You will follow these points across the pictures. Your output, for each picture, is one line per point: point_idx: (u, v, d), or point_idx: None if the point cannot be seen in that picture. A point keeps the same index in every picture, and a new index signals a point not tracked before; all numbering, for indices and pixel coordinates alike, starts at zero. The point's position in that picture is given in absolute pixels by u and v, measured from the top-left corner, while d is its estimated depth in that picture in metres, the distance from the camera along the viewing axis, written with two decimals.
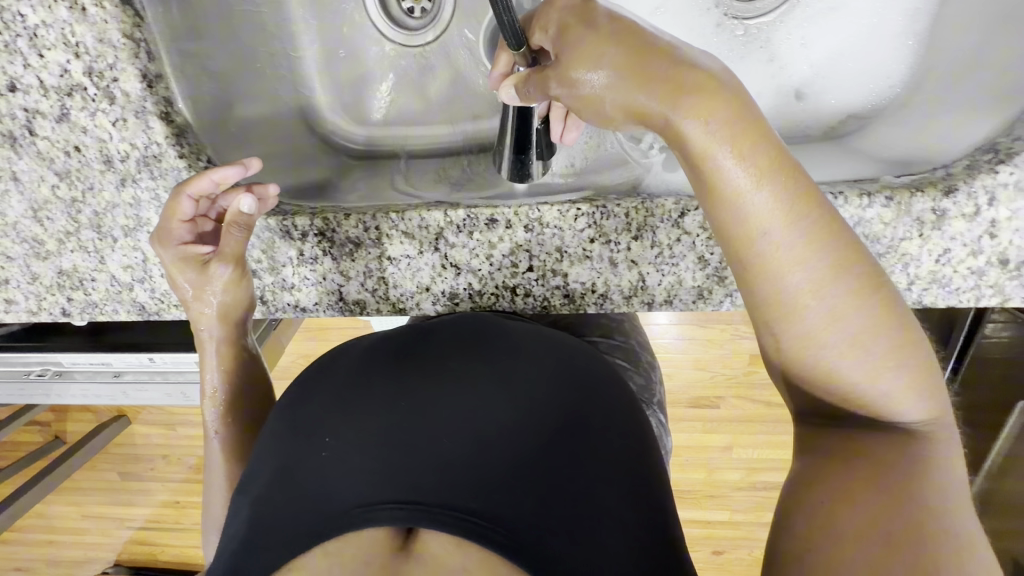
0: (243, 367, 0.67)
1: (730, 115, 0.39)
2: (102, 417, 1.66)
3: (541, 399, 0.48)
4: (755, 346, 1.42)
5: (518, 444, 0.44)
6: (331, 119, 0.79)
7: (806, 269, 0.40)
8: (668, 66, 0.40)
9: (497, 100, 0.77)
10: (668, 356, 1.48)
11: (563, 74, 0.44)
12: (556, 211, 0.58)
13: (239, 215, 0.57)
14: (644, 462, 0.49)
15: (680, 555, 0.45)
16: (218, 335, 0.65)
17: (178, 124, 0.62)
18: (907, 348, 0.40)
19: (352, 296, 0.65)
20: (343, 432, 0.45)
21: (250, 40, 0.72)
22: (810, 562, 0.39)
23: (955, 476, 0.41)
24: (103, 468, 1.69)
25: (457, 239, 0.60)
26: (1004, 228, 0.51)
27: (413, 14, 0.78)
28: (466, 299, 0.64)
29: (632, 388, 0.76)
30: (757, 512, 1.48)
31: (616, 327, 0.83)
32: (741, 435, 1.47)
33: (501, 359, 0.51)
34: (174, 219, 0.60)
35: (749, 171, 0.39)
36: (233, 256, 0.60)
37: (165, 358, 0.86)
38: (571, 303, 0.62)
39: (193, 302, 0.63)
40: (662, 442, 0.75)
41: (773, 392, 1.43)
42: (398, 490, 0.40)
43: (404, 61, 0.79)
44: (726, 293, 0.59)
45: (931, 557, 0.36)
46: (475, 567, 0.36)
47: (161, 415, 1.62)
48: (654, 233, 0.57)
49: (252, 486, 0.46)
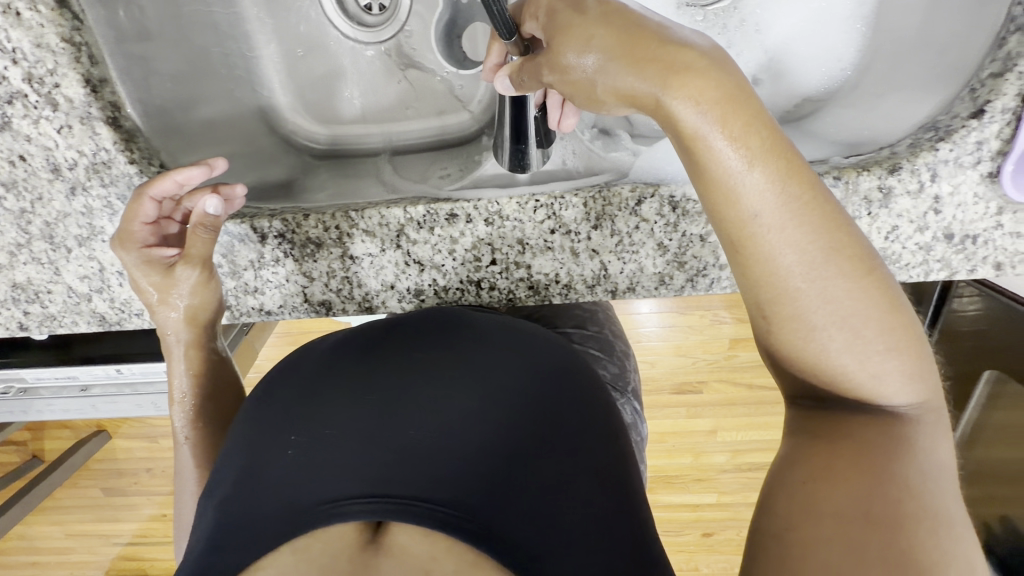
0: (213, 372, 0.66)
1: (721, 93, 0.37)
2: (82, 433, 1.62)
3: (517, 394, 0.48)
4: (734, 330, 1.46)
5: (493, 436, 0.44)
6: (291, 119, 0.77)
7: (801, 251, 0.39)
8: (659, 46, 0.38)
9: (462, 96, 0.76)
10: (649, 344, 1.50)
11: (554, 61, 0.43)
12: (515, 203, 0.57)
13: (205, 216, 0.56)
14: (615, 451, 0.50)
15: (651, 542, 0.46)
16: (185, 340, 0.63)
17: (127, 128, 0.60)
18: (898, 329, 0.40)
19: (317, 296, 0.64)
20: (316, 430, 0.44)
21: (203, 41, 0.69)
22: (791, 541, 0.40)
23: (938, 454, 0.41)
24: (86, 484, 1.64)
25: (418, 236, 0.60)
26: (946, 203, 0.52)
27: (371, 11, 0.76)
28: (432, 295, 0.63)
29: (606, 376, 0.77)
30: (744, 492, 1.51)
31: (590, 317, 0.83)
32: (723, 418, 1.50)
33: (477, 354, 0.51)
34: (135, 221, 0.58)
35: (742, 152, 0.38)
36: (199, 258, 0.59)
37: (132, 369, 0.84)
38: (536, 295, 0.62)
39: (159, 306, 0.61)
40: (637, 429, 0.76)
41: (753, 374, 1.48)
42: (368, 484, 0.40)
43: (363, 59, 0.76)
44: (687, 278, 0.60)
45: (908, 533, 0.38)
46: (442, 555, 0.36)
47: (145, 427, 1.58)
48: (613, 222, 0.57)
49: (222, 486, 0.45)
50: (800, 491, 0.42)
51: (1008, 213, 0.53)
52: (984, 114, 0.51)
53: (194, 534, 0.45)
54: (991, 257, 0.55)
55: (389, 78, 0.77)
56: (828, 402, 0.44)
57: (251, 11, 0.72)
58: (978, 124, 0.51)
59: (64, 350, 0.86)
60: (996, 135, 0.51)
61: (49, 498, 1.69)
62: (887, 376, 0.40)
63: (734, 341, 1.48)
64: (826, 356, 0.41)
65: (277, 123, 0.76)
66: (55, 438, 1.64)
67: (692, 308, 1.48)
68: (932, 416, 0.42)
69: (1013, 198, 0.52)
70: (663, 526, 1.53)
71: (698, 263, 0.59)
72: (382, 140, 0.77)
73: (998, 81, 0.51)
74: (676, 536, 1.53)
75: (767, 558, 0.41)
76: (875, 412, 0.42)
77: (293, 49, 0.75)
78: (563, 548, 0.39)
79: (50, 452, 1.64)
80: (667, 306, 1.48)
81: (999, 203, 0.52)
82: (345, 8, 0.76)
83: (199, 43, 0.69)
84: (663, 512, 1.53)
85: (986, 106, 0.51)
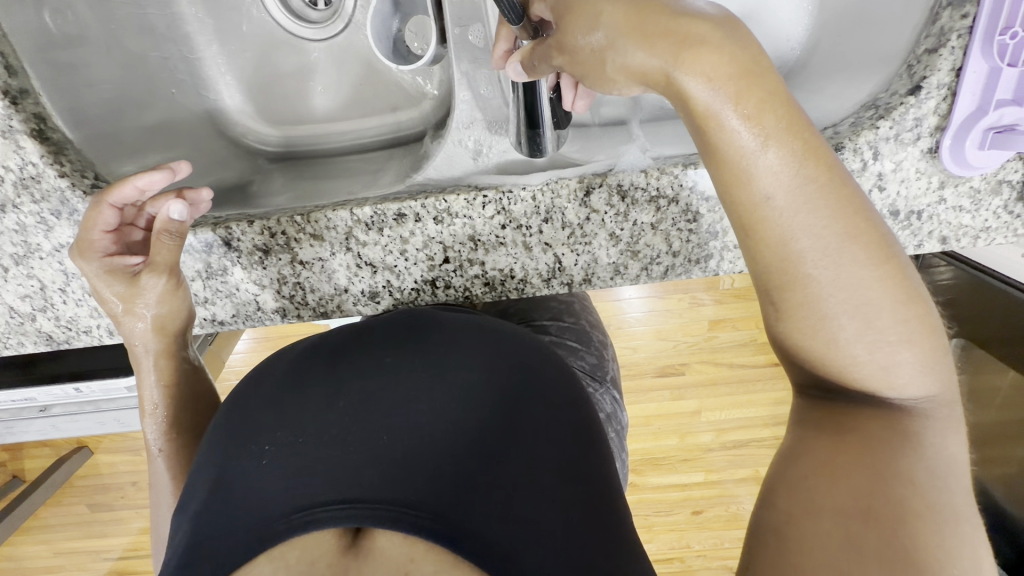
0: (187, 382, 0.63)
1: (735, 68, 0.35)
2: (62, 450, 1.56)
3: (487, 392, 0.47)
4: (713, 311, 1.47)
5: (467, 436, 0.43)
6: (241, 122, 0.75)
7: (816, 236, 0.36)
8: (671, 20, 0.36)
9: (413, 91, 0.74)
10: (630, 330, 1.51)
11: (562, 40, 0.41)
12: (462, 200, 0.57)
13: (170, 222, 0.54)
14: (588, 443, 0.49)
15: (631, 544, 0.45)
16: (155, 349, 0.60)
17: (54, 141, 0.58)
18: (919, 323, 0.38)
19: (270, 305, 0.62)
20: (286, 437, 0.43)
21: (139, 47, 0.67)
22: (789, 537, 0.40)
23: (951, 445, 0.40)
24: (70, 502, 1.58)
25: (367, 237, 0.58)
26: (890, 180, 0.54)
27: (316, 6, 0.73)
28: (388, 296, 0.62)
29: (583, 367, 0.76)
30: (732, 468, 1.54)
31: (565, 308, 0.83)
32: (706, 399, 1.52)
33: (452, 354, 0.50)
34: (94, 229, 0.55)
35: (756, 129, 0.36)
36: (165, 266, 0.56)
37: (92, 387, 0.80)
38: (493, 291, 0.61)
39: (124, 316, 0.58)
40: (617, 417, 0.76)
41: (733, 352, 1.50)
42: (340, 490, 0.39)
43: (315, 53, 0.74)
44: (642, 267, 0.59)
45: (911, 530, 0.37)
46: (421, 556, 0.36)
47: (127, 440, 1.53)
48: (563, 214, 0.57)
49: (193, 501, 0.44)
50: (804, 486, 0.41)
51: (949, 186, 0.55)
52: (921, 90, 0.52)
53: (167, 552, 0.43)
54: (937, 231, 0.57)
55: (336, 75, 0.75)
56: (841, 395, 0.42)
57: (188, 10, 0.70)
58: (915, 100, 0.52)
59: (27, 368, 0.82)
60: (933, 111, 0.52)
61: (32, 518, 1.63)
62: (901, 369, 0.38)
63: (714, 322, 1.49)
64: (836, 345, 0.38)
65: (223, 125, 0.74)
66: (35, 457, 1.58)
67: (674, 291, 1.48)
68: (947, 414, 0.40)
69: (953, 172, 0.53)
70: (653, 506, 1.56)
71: (651, 251, 0.58)
72: (341, 140, 0.75)
73: (932, 57, 0.52)
74: (667, 515, 1.56)
75: (765, 550, 0.41)
76: (888, 408, 0.40)
77: (240, 49, 0.73)
78: (535, 545, 0.38)
79: (31, 472, 1.58)
80: (648, 290, 1.48)
81: (940, 177, 0.54)
82: (288, 3, 0.72)
83: (135, 48, 0.67)
84: (653, 493, 1.56)
85: (922, 81, 0.52)
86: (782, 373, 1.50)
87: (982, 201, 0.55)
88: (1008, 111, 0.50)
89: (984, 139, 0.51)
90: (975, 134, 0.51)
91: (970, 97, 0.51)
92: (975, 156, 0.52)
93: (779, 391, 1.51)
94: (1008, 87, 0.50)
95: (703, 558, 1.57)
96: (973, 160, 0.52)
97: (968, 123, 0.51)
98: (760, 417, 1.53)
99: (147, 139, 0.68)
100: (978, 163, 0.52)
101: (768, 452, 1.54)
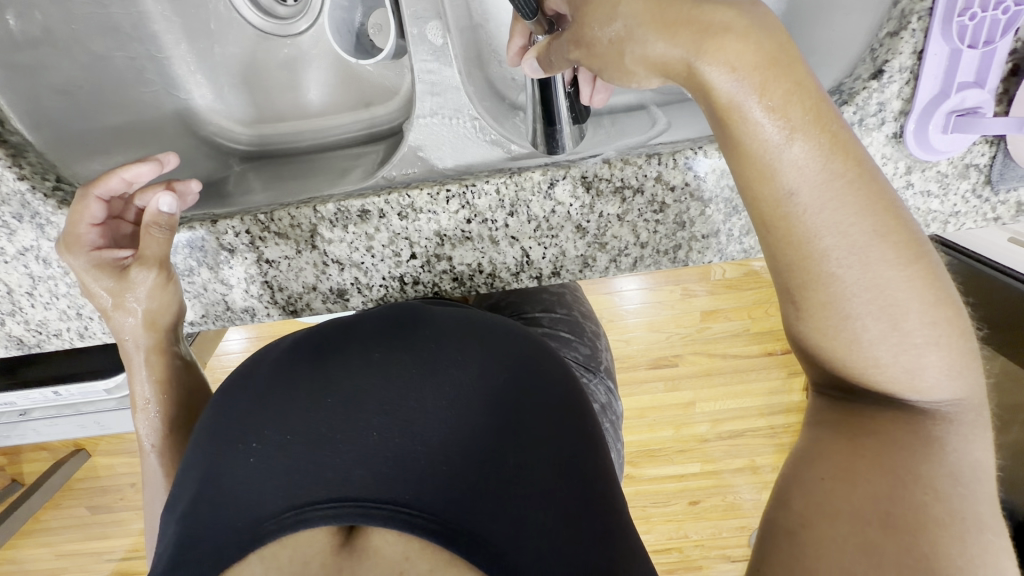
0: (181, 379, 0.61)
1: (757, 56, 0.33)
2: (59, 453, 1.54)
3: (479, 391, 0.45)
4: (706, 302, 1.45)
5: (466, 435, 0.42)
6: (212, 119, 0.73)
7: (842, 233, 0.35)
8: (693, 6, 0.34)
9: (386, 87, 0.72)
10: (624, 323, 1.48)
11: (580, 34, 0.39)
12: (425, 195, 0.55)
13: (160, 215, 0.53)
14: (587, 437, 0.47)
15: (631, 540, 0.43)
16: (146, 345, 0.58)
17: (14, 145, 0.57)
18: (946, 321, 0.36)
19: (238, 303, 0.60)
20: (275, 435, 0.42)
21: (104, 47, 0.66)
22: (804, 539, 0.39)
23: (972, 448, 0.38)
24: (70, 504, 1.56)
25: (332, 234, 0.56)
26: None
27: (284, 2, 0.72)
28: (357, 295, 0.60)
29: (577, 359, 0.74)
30: (728, 457, 1.54)
31: (557, 301, 0.82)
32: (701, 390, 1.51)
33: (449, 350, 0.48)
34: (82, 222, 0.53)
35: (780, 122, 0.34)
36: (156, 259, 0.54)
37: (70, 390, 0.78)
38: (462, 286, 0.59)
39: (115, 311, 0.56)
40: (612, 408, 0.75)
41: (727, 343, 1.48)
42: (328, 489, 0.39)
43: (285, 51, 0.72)
44: (610, 259, 0.57)
45: (929, 537, 0.36)
46: (415, 554, 0.36)
47: (125, 442, 1.51)
48: (528, 207, 0.55)
49: (181, 501, 0.42)
50: (819, 488, 0.40)
51: (916, 171, 0.53)
52: (883, 74, 0.50)
53: (155, 550, 0.42)
54: None
55: (304, 66, 0.73)
56: (858, 395, 0.40)
57: (154, 8, 0.67)
58: (878, 84, 0.50)
59: (9, 371, 0.79)
60: (897, 95, 0.50)
61: (34, 522, 1.61)
62: (924, 370, 0.37)
63: (707, 313, 1.47)
64: (857, 346, 0.37)
65: (195, 124, 0.72)
66: (33, 461, 1.56)
67: (666, 282, 1.46)
68: (974, 417, 0.38)
69: (918, 157, 0.52)
70: (650, 498, 1.57)
71: (618, 243, 0.56)
72: (312, 138, 0.74)
73: (894, 40, 0.50)
74: (664, 506, 1.57)
75: (778, 552, 0.40)
76: (905, 409, 0.39)
77: (209, 47, 0.71)
78: (530, 545, 0.37)
79: (31, 475, 1.56)
80: (642, 281, 1.47)
81: (906, 163, 0.53)
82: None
83: (98, 49, 0.65)
84: (650, 484, 1.56)
85: (885, 66, 0.50)
86: (775, 363, 1.49)
87: (950, 185, 0.53)
88: (969, 93, 0.49)
89: (947, 122, 0.50)
90: (937, 118, 0.50)
91: (931, 81, 0.49)
92: (939, 140, 0.51)
93: (773, 380, 1.50)
94: (970, 69, 0.49)
95: (702, 547, 1.59)
96: (938, 144, 0.51)
97: (931, 107, 0.50)
98: (756, 407, 1.52)
99: (117, 139, 0.67)
100: (943, 147, 0.51)
101: (763, 441, 1.54)
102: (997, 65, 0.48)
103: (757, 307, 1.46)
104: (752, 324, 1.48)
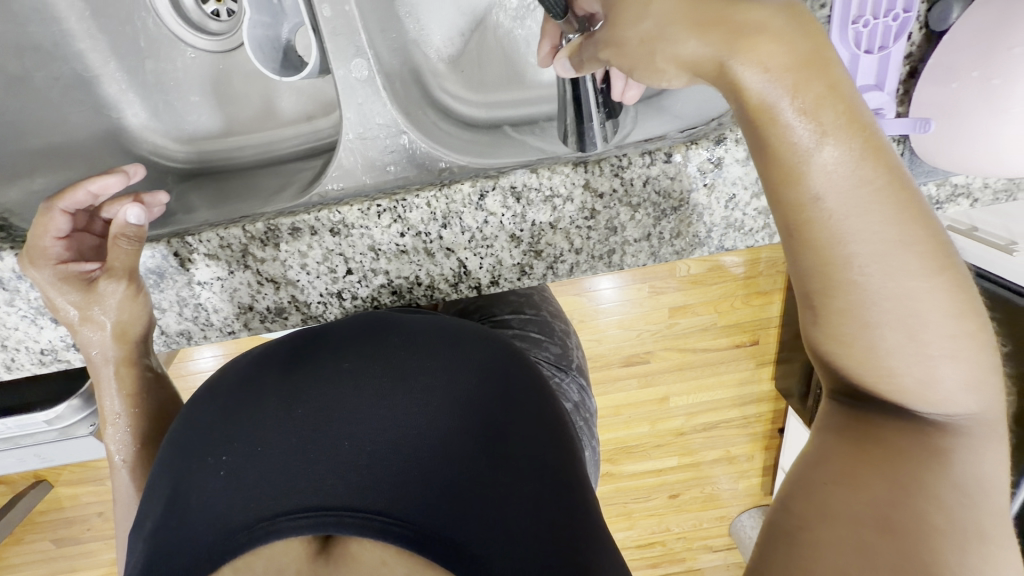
0: (152, 392, 0.57)
1: (789, 54, 0.33)
2: (19, 486, 1.44)
3: (451, 396, 0.43)
4: (673, 298, 1.43)
5: (440, 440, 0.40)
6: (149, 134, 0.70)
7: (870, 240, 0.35)
8: (729, 5, 0.33)
9: (331, 100, 0.69)
10: (595, 324, 1.46)
11: (611, 34, 0.39)
12: (357, 211, 0.53)
13: (127, 226, 0.50)
14: (554, 436, 0.45)
15: (606, 545, 0.41)
16: (115, 357, 0.54)
17: None
18: (969, 325, 0.36)
19: (173, 327, 0.57)
20: (246, 446, 0.39)
21: (21, 66, 0.62)
22: (802, 540, 0.39)
23: (983, 457, 0.38)
24: (32, 538, 1.46)
25: (265, 254, 0.53)
26: None
27: (217, 16, 0.69)
28: (296, 313, 0.57)
29: (549, 359, 0.73)
30: (704, 448, 1.58)
31: (526, 301, 0.81)
32: (675, 383, 1.51)
33: (421, 353, 0.46)
34: (45, 236, 0.49)
35: (812, 125, 0.33)
36: (126, 270, 0.50)
37: (6, 424, 0.72)
38: (401, 300, 0.57)
39: (82, 325, 0.52)
40: (586, 405, 0.74)
41: (697, 338, 1.48)
42: (303, 497, 0.36)
43: (224, 67, 0.69)
44: (547, 267, 0.56)
45: (921, 541, 0.36)
46: (393, 559, 0.35)
47: (89, 471, 1.39)
48: (461, 219, 0.53)
49: (147, 520, 0.39)
50: (822, 491, 0.40)
51: None
52: None
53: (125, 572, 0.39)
54: None
55: (239, 71, 0.69)
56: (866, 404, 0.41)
57: (79, 25, 0.64)
58: None
59: None
60: None
61: None
62: (942, 379, 0.37)
63: (675, 308, 1.44)
64: (877, 354, 0.37)
65: (129, 143, 0.69)
66: None
67: (636, 279, 1.41)
68: (987, 431, 0.39)
69: None
70: (632, 494, 1.59)
71: (553, 250, 0.55)
72: (253, 153, 0.71)
73: None
74: (646, 501, 1.60)
75: (776, 555, 0.40)
76: (910, 417, 0.39)
77: (139, 59, 0.68)
78: (513, 550, 0.35)
79: None
80: (619, 279, 1.41)
81: None
82: (187, 15, 0.68)
83: (14, 67, 0.62)
84: (630, 481, 1.58)
85: None
86: (744, 355, 1.51)
87: None
88: (872, 96, 0.50)
89: None
90: None
91: None
92: None
93: (742, 371, 1.52)
94: (870, 73, 0.50)
95: (685, 539, 1.66)
96: None
97: None
98: (728, 399, 1.55)
99: (34, 164, 0.64)
100: None
101: (738, 431, 1.58)
102: (893, 68, 0.50)
103: (724, 300, 1.44)
104: (721, 318, 1.47)
